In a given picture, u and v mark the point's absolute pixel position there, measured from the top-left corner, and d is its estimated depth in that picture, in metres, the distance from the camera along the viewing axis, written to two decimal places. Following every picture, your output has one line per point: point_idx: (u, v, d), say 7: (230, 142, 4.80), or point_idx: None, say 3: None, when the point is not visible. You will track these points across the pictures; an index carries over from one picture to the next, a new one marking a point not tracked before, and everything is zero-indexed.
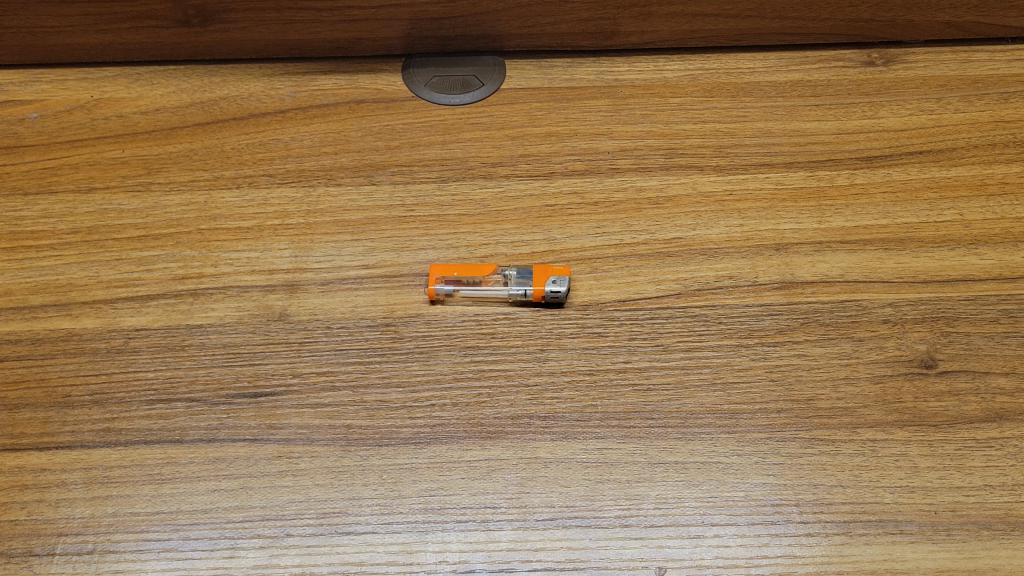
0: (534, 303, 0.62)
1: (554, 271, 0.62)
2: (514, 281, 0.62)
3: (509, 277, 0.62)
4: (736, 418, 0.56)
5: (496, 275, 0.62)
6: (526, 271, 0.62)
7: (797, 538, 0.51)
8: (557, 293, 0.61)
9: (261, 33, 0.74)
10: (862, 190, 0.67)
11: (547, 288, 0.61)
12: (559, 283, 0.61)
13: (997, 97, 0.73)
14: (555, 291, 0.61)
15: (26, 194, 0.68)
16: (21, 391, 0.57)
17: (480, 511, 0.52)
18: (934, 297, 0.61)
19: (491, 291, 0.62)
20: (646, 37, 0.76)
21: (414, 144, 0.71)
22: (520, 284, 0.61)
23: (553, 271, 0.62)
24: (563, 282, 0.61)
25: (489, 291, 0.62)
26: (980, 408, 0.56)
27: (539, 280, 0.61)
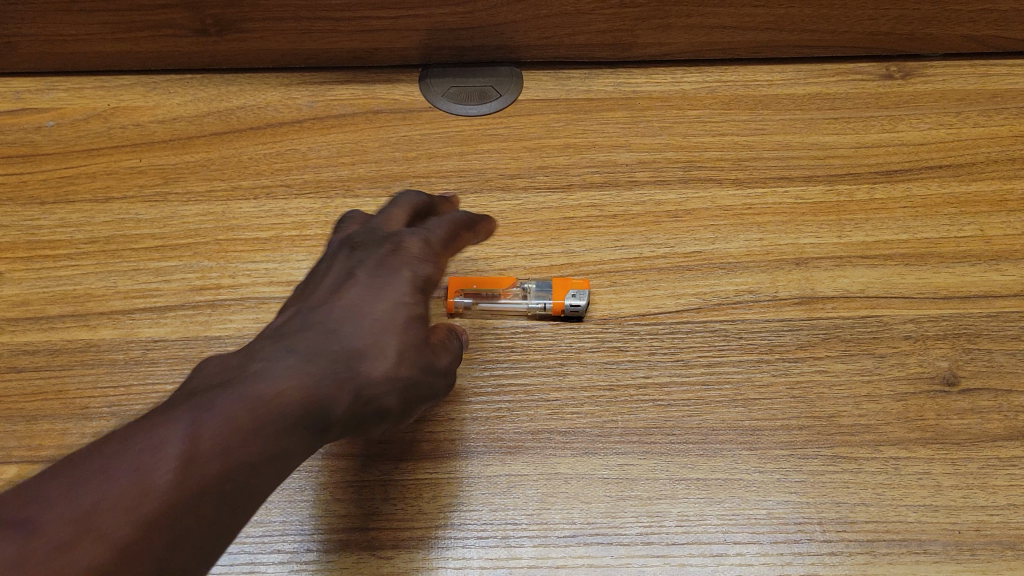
0: (554, 317, 0.61)
1: (575, 284, 0.62)
2: (537, 293, 0.61)
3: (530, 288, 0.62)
4: (757, 434, 0.55)
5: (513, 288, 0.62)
6: (546, 285, 0.61)
7: (820, 557, 0.51)
8: (579, 306, 0.61)
9: (278, 42, 0.74)
10: (882, 205, 0.67)
11: (566, 301, 0.61)
12: (578, 297, 0.61)
13: (1017, 112, 0.73)
14: (577, 303, 0.61)
15: (43, 203, 0.68)
16: (38, 402, 0.57)
17: (501, 527, 0.52)
18: (955, 313, 0.61)
19: (510, 304, 0.62)
20: (664, 49, 0.76)
21: (431, 155, 0.70)
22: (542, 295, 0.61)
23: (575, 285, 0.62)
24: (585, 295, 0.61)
25: (508, 305, 0.62)
26: (1002, 426, 0.55)
27: (559, 294, 0.61)
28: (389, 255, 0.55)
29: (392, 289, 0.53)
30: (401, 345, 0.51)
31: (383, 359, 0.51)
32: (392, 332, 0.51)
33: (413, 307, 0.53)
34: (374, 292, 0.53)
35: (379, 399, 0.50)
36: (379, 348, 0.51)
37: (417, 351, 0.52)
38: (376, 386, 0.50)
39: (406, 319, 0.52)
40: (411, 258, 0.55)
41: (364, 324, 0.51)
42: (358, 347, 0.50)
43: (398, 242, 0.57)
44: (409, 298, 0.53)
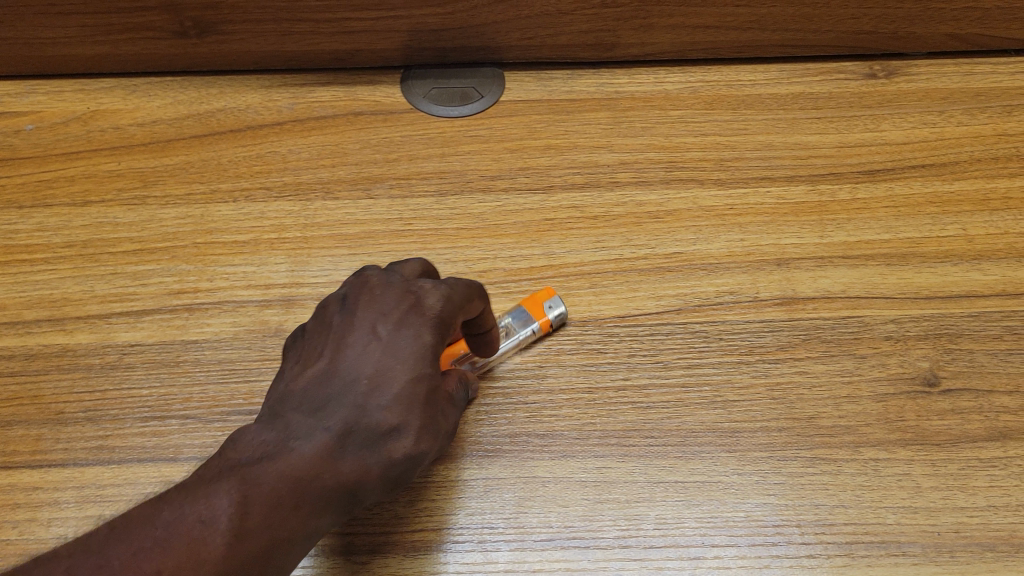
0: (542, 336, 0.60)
1: (545, 296, 0.61)
2: (520, 323, 0.59)
3: (510, 325, 0.59)
4: (736, 436, 0.55)
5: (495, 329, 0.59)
6: (519, 312, 0.59)
7: (799, 559, 0.50)
8: (560, 312, 0.60)
9: (259, 44, 0.73)
10: (864, 205, 0.66)
11: (551, 315, 0.59)
12: (557, 304, 0.60)
13: (1001, 111, 0.72)
14: (557, 310, 0.60)
15: (21, 207, 0.67)
16: (13, 407, 0.57)
17: (478, 531, 0.52)
18: (936, 314, 0.60)
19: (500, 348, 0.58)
20: (646, 49, 0.76)
21: (412, 157, 0.70)
22: (526, 322, 0.59)
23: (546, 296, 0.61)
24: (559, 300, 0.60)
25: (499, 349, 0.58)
26: (983, 427, 0.55)
27: (540, 313, 0.59)
28: (409, 317, 0.50)
29: (412, 367, 0.48)
30: (416, 422, 0.47)
31: (398, 442, 0.47)
32: (405, 412, 0.47)
33: (426, 380, 0.48)
34: (393, 365, 0.48)
35: (400, 480, 0.48)
36: (398, 426, 0.47)
37: (435, 423, 0.48)
38: (395, 472, 0.47)
39: (423, 390, 0.48)
40: (433, 322, 0.50)
41: (378, 402, 0.47)
42: (372, 430, 0.47)
43: (415, 296, 0.51)
44: (428, 366, 0.48)
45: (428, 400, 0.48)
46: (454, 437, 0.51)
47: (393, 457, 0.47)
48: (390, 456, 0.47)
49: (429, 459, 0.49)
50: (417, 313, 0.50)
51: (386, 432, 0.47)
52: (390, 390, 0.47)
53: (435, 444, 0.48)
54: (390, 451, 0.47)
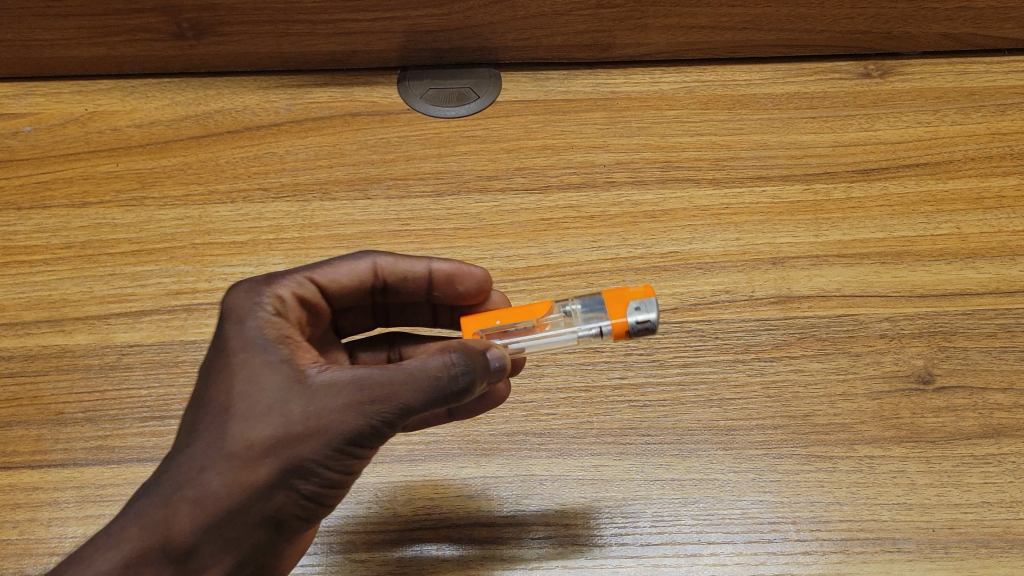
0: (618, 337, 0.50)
1: (637, 294, 0.50)
2: (588, 317, 0.51)
3: (575, 312, 0.52)
4: (732, 434, 0.55)
5: (551, 314, 0.53)
6: (598, 303, 0.51)
7: (794, 556, 0.51)
8: (647, 323, 0.49)
9: (256, 46, 0.74)
10: (859, 204, 0.67)
11: (630, 319, 0.49)
12: (643, 309, 0.49)
13: (994, 110, 0.73)
14: (643, 320, 0.49)
15: (20, 209, 0.68)
16: (13, 408, 0.57)
17: (476, 529, 0.52)
18: (931, 312, 0.61)
19: (548, 334, 0.53)
20: (641, 49, 0.76)
21: (409, 158, 0.70)
22: (594, 321, 0.51)
23: (637, 295, 0.50)
24: (653, 306, 0.49)
25: (547, 335, 0.53)
26: (977, 424, 0.55)
27: (620, 311, 0.50)
28: (236, 349, 0.46)
29: (236, 399, 0.44)
30: (249, 451, 0.42)
31: (231, 480, 0.42)
32: (231, 446, 0.42)
33: (265, 404, 0.43)
34: (219, 404, 0.44)
35: (266, 519, 0.43)
36: (227, 463, 0.42)
37: (287, 444, 0.42)
38: (249, 512, 0.43)
39: (259, 415, 0.43)
40: (258, 344, 0.46)
41: (207, 443, 0.43)
42: (201, 475, 0.42)
43: (248, 326, 0.47)
44: (266, 390, 0.44)
45: (270, 423, 0.43)
46: (350, 445, 0.43)
47: (234, 497, 0.42)
48: (229, 497, 0.42)
49: (295, 487, 0.43)
50: (243, 339, 0.46)
51: (213, 472, 0.42)
52: (215, 432, 0.43)
53: (297, 468, 0.43)
54: (228, 490, 0.42)
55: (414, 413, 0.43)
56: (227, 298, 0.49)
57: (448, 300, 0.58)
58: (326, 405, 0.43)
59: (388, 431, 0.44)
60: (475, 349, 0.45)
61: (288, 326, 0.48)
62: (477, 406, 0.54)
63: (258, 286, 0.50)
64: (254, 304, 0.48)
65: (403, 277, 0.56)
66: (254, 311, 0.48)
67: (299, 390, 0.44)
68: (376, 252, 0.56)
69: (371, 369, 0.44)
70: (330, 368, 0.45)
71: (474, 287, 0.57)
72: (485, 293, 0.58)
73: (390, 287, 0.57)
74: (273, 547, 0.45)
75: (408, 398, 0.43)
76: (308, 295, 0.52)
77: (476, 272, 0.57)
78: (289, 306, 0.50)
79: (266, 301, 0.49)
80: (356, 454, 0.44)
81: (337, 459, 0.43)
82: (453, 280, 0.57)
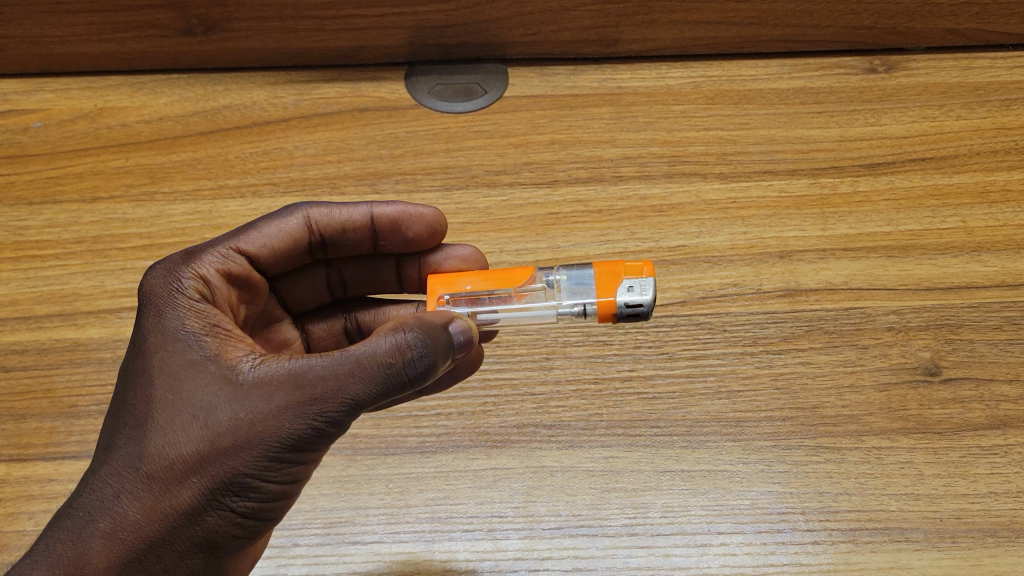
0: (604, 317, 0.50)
1: (632, 272, 0.50)
2: (573, 292, 0.51)
3: (559, 284, 0.52)
4: (741, 426, 0.56)
5: (532, 284, 0.53)
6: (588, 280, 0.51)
7: (803, 546, 0.51)
8: (638, 307, 0.49)
9: (264, 41, 0.74)
10: (865, 198, 0.67)
11: (618, 298, 0.49)
12: (636, 291, 0.49)
13: (999, 104, 0.73)
14: (634, 303, 0.49)
15: (31, 204, 0.68)
16: (27, 401, 0.58)
17: (487, 520, 0.53)
18: (938, 304, 0.61)
19: (527, 307, 0.53)
20: (648, 44, 0.76)
21: (417, 152, 0.71)
22: (580, 299, 0.51)
23: (632, 273, 0.50)
24: (648, 289, 0.49)
25: (526, 307, 0.53)
26: (984, 415, 0.56)
27: (609, 290, 0.50)
28: (156, 355, 0.46)
29: (154, 413, 0.44)
30: (170, 472, 0.42)
31: (156, 499, 0.42)
32: (150, 468, 0.42)
33: (187, 415, 0.43)
34: (137, 419, 0.44)
35: (198, 544, 0.43)
36: (147, 487, 0.42)
37: (211, 460, 0.42)
38: (180, 530, 0.42)
39: (180, 430, 0.43)
40: (179, 347, 0.46)
41: (122, 466, 0.43)
42: (119, 503, 0.42)
43: (167, 328, 0.47)
44: (188, 398, 0.44)
45: (192, 438, 0.43)
46: (286, 452, 0.43)
47: (158, 522, 0.42)
48: (151, 524, 0.42)
49: (227, 505, 0.43)
50: (161, 342, 0.46)
51: (132, 499, 0.42)
52: (133, 451, 0.43)
53: (227, 484, 0.42)
54: (147, 518, 0.42)
55: (361, 407, 0.43)
56: (145, 284, 0.50)
57: (397, 247, 0.59)
58: (256, 411, 0.42)
59: (334, 431, 0.43)
60: (430, 324, 0.45)
61: (213, 312, 0.48)
62: (447, 380, 0.56)
63: (176, 267, 0.50)
64: (172, 299, 0.48)
65: (344, 228, 0.57)
66: (171, 310, 0.47)
67: (225, 396, 0.43)
68: (308, 205, 0.56)
69: (305, 364, 0.43)
70: (260, 366, 0.44)
71: (424, 229, 0.58)
72: (437, 237, 0.59)
73: (332, 242, 0.57)
74: (212, 571, 0.45)
75: (353, 390, 0.42)
76: (235, 268, 0.52)
77: (423, 213, 0.58)
78: (213, 284, 0.50)
79: (185, 290, 0.49)
80: (297, 459, 0.43)
81: (271, 469, 0.43)
82: (397, 224, 0.57)
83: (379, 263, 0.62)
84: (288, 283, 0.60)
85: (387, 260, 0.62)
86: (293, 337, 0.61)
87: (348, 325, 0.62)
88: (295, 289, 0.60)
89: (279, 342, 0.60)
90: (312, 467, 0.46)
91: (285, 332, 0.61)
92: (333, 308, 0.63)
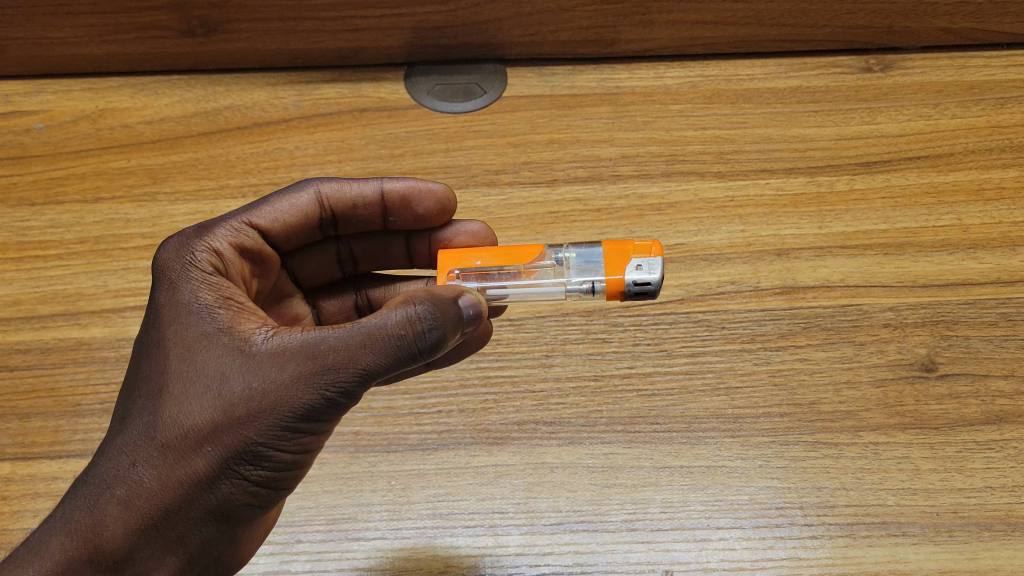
0: (612, 296, 0.51)
1: (641, 251, 0.51)
2: (582, 270, 0.52)
3: (569, 262, 0.53)
4: (739, 422, 0.56)
5: (542, 261, 0.54)
6: (597, 258, 0.52)
7: (801, 540, 0.52)
8: (646, 284, 0.50)
9: (265, 42, 0.75)
10: (861, 195, 0.68)
11: (626, 276, 0.50)
12: (643, 269, 0.50)
13: (994, 103, 0.74)
14: (642, 281, 0.50)
15: (33, 205, 0.69)
16: (31, 400, 0.58)
17: (489, 516, 0.53)
18: (934, 301, 0.61)
19: (536, 283, 0.54)
20: (646, 44, 0.77)
21: (417, 152, 0.71)
22: (588, 276, 0.52)
23: (641, 251, 0.51)
24: (656, 268, 0.50)
25: (535, 284, 0.54)
26: (980, 410, 0.56)
27: (618, 268, 0.51)
28: (169, 326, 0.46)
29: (169, 383, 0.45)
30: (184, 441, 0.43)
31: (168, 471, 0.43)
32: (164, 437, 0.43)
33: (201, 384, 0.44)
34: (152, 389, 0.45)
35: (212, 511, 0.44)
36: (161, 457, 0.43)
37: (223, 430, 0.43)
38: (193, 500, 0.43)
39: (193, 400, 0.44)
40: (192, 319, 0.46)
41: (137, 436, 0.44)
42: (134, 471, 0.43)
43: (179, 301, 0.47)
44: (202, 368, 0.44)
45: (205, 407, 0.43)
46: (298, 424, 0.43)
47: (172, 490, 0.43)
48: (165, 491, 0.43)
49: (240, 474, 0.44)
50: (174, 314, 0.47)
51: (147, 467, 0.43)
52: (147, 421, 0.44)
53: (239, 453, 0.43)
54: (162, 486, 0.43)
55: (372, 377, 0.43)
56: (157, 256, 0.50)
57: (408, 224, 0.60)
58: (268, 381, 0.43)
59: (346, 402, 0.44)
60: (442, 298, 0.45)
61: (225, 285, 0.49)
62: (456, 355, 0.58)
63: (189, 240, 0.51)
64: (183, 271, 0.48)
65: (355, 203, 0.57)
66: (183, 282, 0.48)
67: (237, 366, 0.44)
68: (319, 181, 0.57)
69: (317, 336, 0.44)
70: (273, 337, 0.45)
71: (434, 206, 0.59)
72: (446, 213, 0.60)
73: (342, 218, 0.58)
74: (226, 537, 0.46)
75: (365, 362, 0.43)
76: (247, 242, 0.53)
77: (433, 189, 0.59)
78: (227, 258, 0.51)
79: (197, 263, 0.49)
80: (309, 429, 0.44)
81: (283, 439, 0.43)
82: (408, 200, 0.58)
83: (389, 240, 0.62)
84: (300, 258, 0.61)
85: (397, 237, 0.62)
86: (304, 312, 0.62)
87: (358, 301, 0.63)
88: (306, 264, 0.61)
89: (290, 317, 0.61)
90: (324, 437, 0.46)
91: (297, 308, 0.61)
92: (345, 284, 0.64)
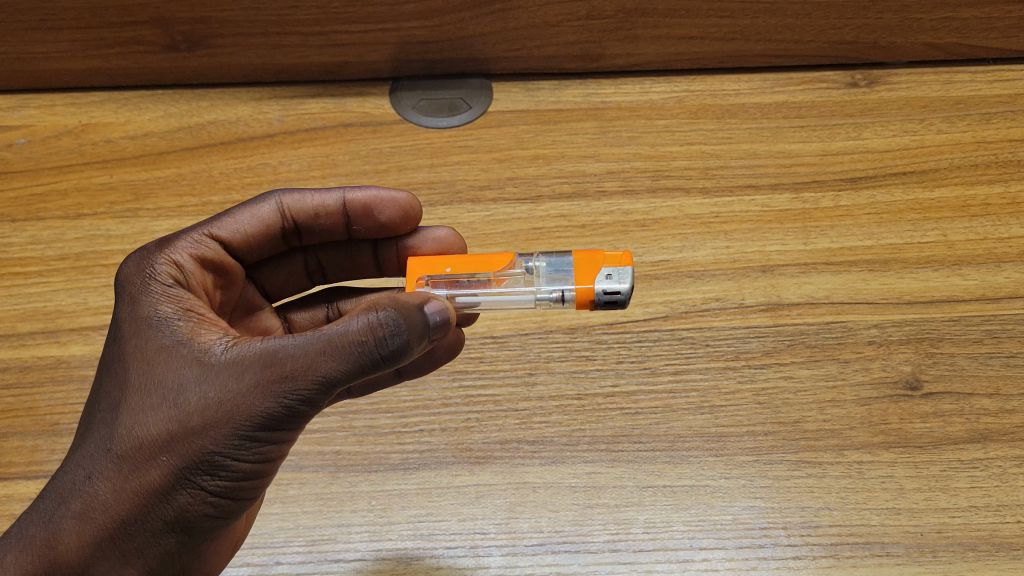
0: (586, 306, 0.51)
1: (612, 261, 0.51)
2: (552, 278, 0.52)
3: (539, 270, 0.52)
4: (723, 441, 0.56)
5: (512, 269, 0.53)
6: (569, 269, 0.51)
7: (785, 561, 0.51)
8: (616, 294, 0.50)
9: (249, 57, 0.74)
10: (847, 212, 0.68)
11: (596, 286, 0.50)
12: (613, 279, 0.50)
13: (980, 118, 0.73)
14: (613, 290, 0.49)
15: (14, 221, 0.69)
16: (8, 420, 0.58)
17: (469, 537, 0.53)
18: (918, 318, 0.61)
19: (506, 291, 0.53)
20: (632, 59, 0.77)
21: (402, 168, 0.71)
22: (558, 285, 0.51)
23: (612, 262, 0.51)
24: (626, 277, 0.50)
25: (504, 291, 0.53)
26: (964, 429, 0.56)
27: (588, 278, 0.50)
28: (129, 339, 0.46)
29: (126, 396, 0.44)
30: (139, 451, 0.43)
31: (122, 485, 0.43)
32: (120, 449, 0.43)
33: (158, 396, 0.43)
34: (110, 402, 0.44)
35: (170, 523, 0.43)
36: (117, 468, 0.43)
37: (179, 440, 0.42)
38: (150, 514, 0.43)
39: (149, 411, 0.43)
40: (152, 332, 0.46)
41: (95, 449, 0.44)
42: (89, 484, 0.43)
43: (140, 314, 0.47)
44: (160, 380, 0.44)
45: (161, 418, 0.43)
46: (255, 432, 0.43)
47: (129, 501, 0.42)
48: (121, 503, 0.42)
49: (199, 484, 0.43)
50: (134, 328, 0.46)
51: (103, 480, 0.43)
52: (104, 434, 0.44)
53: (197, 463, 0.42)
54: (119, 497, 0.42)
55: (333, 384, 0.43)
56: (120, 271, 0.50)
57: (371, 232, 0.59)
58: (225, 391, 0.42)
59: (307, 411, 0.43)
60: (407, 304, 0.44)
61: (186, 297, 0.48)
62: (426, 364, 0.58)
63: (152, 253, 0.50)
64: (144, 285, 0.48)
65: (316, 213, 0.57)
66: (145, 296, 0.48)
67: (195, 376, 0.43)
68: (280, 191, 0.56)
69: (275, 344, 0.43)
70: (231, 347, 0.44)
71: (398, 214, 0.58)
72: (411, 221, 0.59)
73: (306, 228, 0.57)
74: (189, 549, 0.45)
75: (324, 369, 0.42)
76: (208, 254, 0.52)
77: (395, 197, 0.58)
78: (187, 269, 0.50)
79: (157, 276, 0.49)
80: (269, 439, 0.43)
81: (242, 448, 0.43)
82: (369, 209, 0.57)
83: (357, 250, 0.62)
84: (269, 270, 0.61)
85: (364, 246, 0.62)
86: (276, 326, 0.61)
87: (330, 314, 0.61)
88: (275, 277, 0.61)
89: (259, 330, 0.60)
90: (289, 446, 0.46)
91: (267, 321, 0.60)
92: (315, 296, 0.62)
